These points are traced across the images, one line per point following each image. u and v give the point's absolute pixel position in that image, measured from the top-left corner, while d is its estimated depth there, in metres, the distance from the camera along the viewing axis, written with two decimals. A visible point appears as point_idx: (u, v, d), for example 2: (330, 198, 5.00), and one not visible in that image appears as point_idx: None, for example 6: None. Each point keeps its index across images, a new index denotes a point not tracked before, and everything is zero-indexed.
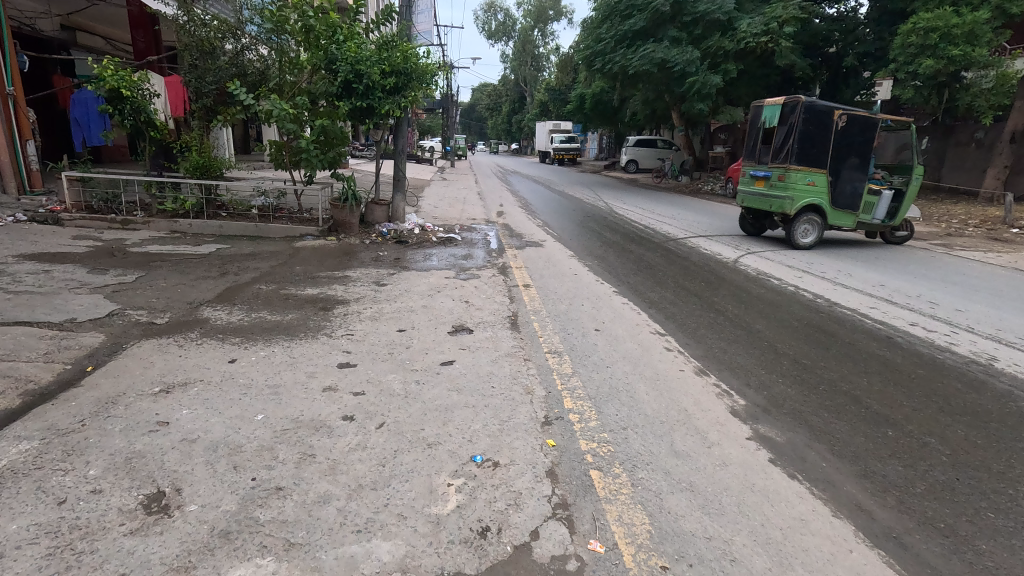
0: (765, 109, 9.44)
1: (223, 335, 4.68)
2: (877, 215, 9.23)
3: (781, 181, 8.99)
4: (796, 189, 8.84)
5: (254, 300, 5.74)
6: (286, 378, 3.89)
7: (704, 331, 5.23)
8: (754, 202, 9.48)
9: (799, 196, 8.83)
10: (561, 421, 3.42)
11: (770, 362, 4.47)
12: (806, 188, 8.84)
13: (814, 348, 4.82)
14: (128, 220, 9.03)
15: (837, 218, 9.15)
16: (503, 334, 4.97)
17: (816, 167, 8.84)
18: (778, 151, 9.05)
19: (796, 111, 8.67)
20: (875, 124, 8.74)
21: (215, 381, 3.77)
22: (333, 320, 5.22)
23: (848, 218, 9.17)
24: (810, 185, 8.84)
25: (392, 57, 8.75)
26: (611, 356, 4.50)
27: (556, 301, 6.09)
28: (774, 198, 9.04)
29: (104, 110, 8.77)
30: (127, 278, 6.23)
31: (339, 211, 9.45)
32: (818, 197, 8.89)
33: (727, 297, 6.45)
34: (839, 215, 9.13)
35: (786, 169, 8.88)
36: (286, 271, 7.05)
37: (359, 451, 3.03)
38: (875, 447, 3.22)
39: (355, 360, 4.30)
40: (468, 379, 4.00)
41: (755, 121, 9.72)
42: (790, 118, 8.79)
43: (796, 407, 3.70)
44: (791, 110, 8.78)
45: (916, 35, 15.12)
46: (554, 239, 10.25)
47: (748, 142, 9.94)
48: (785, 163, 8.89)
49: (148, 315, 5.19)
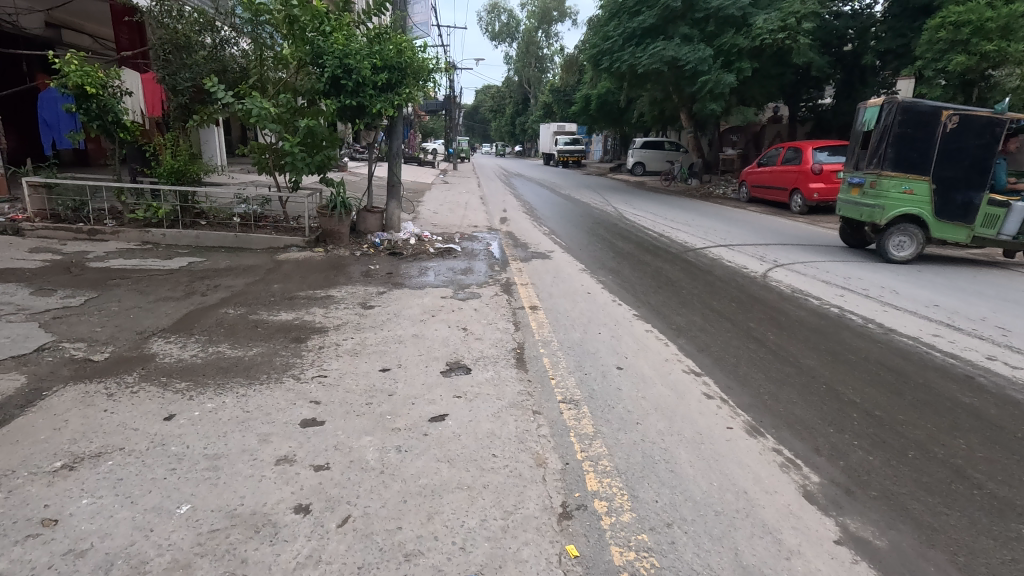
0: (867, 111, 8.76)
1: (166, 379, 3.85)
2: (1006, 230, 7.78)
3: (873, 188, 8.26)
4: (888, 198, 8.06)
5: (216, 329, 4.91)
6: (233, 443, 3.07)
7: (747, 367, 4.39)
8: (849, 211, 8.80)
9: (891, 205, 8.04)
10: (584, 513, 2.60)
11: (837, 416, 3.61)
12: (900, 197, 7.99)
13: (887, 394, 3.96)
14: (96, 229, 8.30)
15: (943, 231, 8.02)
16: (506, 374, 4.14)
17: (916, 173, 7.93)
18: (873, 156, 8.33)
19: (889, 113, 8.02)
20: (999, 123, 7.53)
21: (139, 450, 2.95)
22: (306, 357, 4.39)
23: (961, 231, 7.97)
24: (907, 193, 7.97)
25: (383, 51, 7.97)
26: (640, 407, 3.65)
27: (568, 327, 5.26)
28: (864, 207, 8.37)
29: (69, 109, 8.00)
30: (74, 300, 5.44)
31: (326, 220, 8.61)
32: (916, 206, 7.97)
33: (764, 322, 5.60)
34: (948, 227, 8.00)
35: (878, 175, 8.15)
36: (264, 290, 6.23)
37: (309, 568, 2.22)
38: (1014, 558, 2.37)
39: (323, 415, 3.46)
40: (463, 444, 3.16)
41: (859, 123, 9.00)
42: (884, 120, 8.12)
43: (888, 487, 2.85)
44: (886, 111, 8.11)
45: (945, 30, 14.46)
46: (562, 249, 9.43)
47: (855, 146, 9.18)
48: (877, 169, 8.17)
49: (86, 349, 4.38)
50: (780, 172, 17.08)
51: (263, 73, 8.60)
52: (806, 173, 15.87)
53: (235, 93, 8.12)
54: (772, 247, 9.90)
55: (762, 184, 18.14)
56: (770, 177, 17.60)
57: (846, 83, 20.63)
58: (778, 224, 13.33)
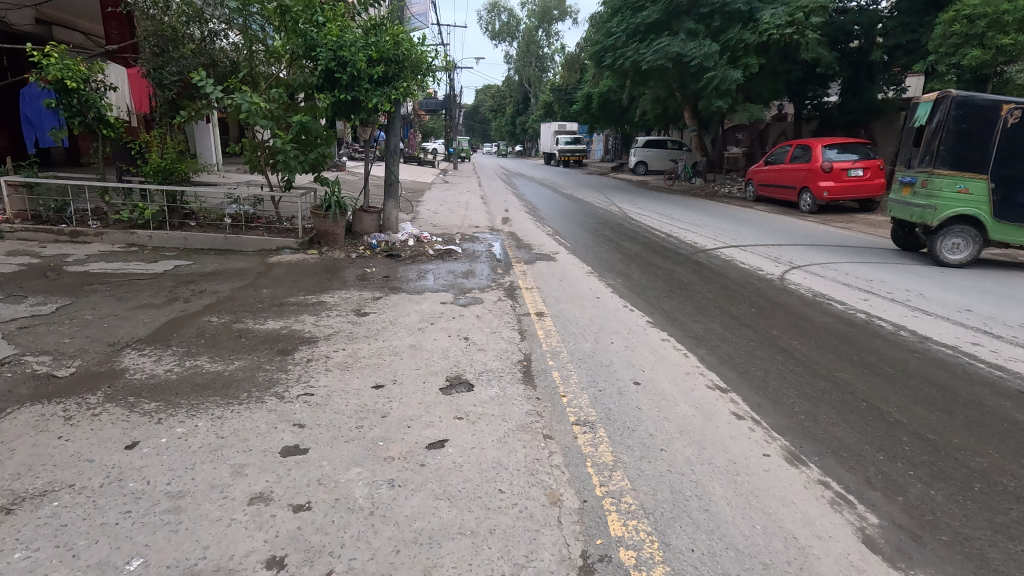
0: (918, 107, 8.38)
1: (134, 399, 3.44)
2: None
3: (925, 188, 7.82)
4: (941, 198, 7.61)
5: (196, 339, 4.51)
6: (201, 478, 2.68)
7: (776, 382, 4.00)
8: (899, 212, 8.35)
9: (944, 205, 7.59)
10: (608, 566, 2.20)
11: (887, 441, 3.22)
12: (955, 196, 7.55)
13: (935, 413, 3.57)
14: (78, 231, 7.90)
15: (1004, 233, 7.50)
16: (512, 391, 3.75)
17: (971, 172, 7.49)
18: (925, 155, 7.93)
19: (943, 109, 7.63)
20: None
21: (92, 488, 2.56)
22: (293, 371, 4.00)
23: None
24: (962, 192, 7.52)
25: (380, 42, 7.58)
26: (664, 432, 3.26)
27: (578, 336, 4.86)
28: (915, 207, 7.91)
29: (49, 104, 7.60)
30: (44, 308, 5.04)
31: (320, 220, 8.22)
32: (972, 206, 7.51)
33: (788, 329, 5.21)
34: (1009, 228, 7.48)
35: (931, 173, 7.72)
36: (253, 296, 5.83)
37: None
38: None
39: (307, 441, 3.06)
40: (465, 478, 2.77)
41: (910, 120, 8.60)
42: (938, 116, 7.72)
43: (961, 531, 2.45)
44: (940, 107, 7.72)
45: (959, 23, 14.05)
46: (568, 250, 9.04)
47: (906, 144, 8.76)
48: (930, 167, 7.74)
49: (51, 364, 3.98)
50: (789, 171, 16.65)
51: (254, 66, 8.18)
52: (816, 171, 15.46)
53: (225, 86, 7.70)
54: (786, 248, 9.53)
55: (770, 183, 17.74)
56: (779, 175, 17.18)
57: (854, 79, 20.25)
58: (788, 224, 12.96)
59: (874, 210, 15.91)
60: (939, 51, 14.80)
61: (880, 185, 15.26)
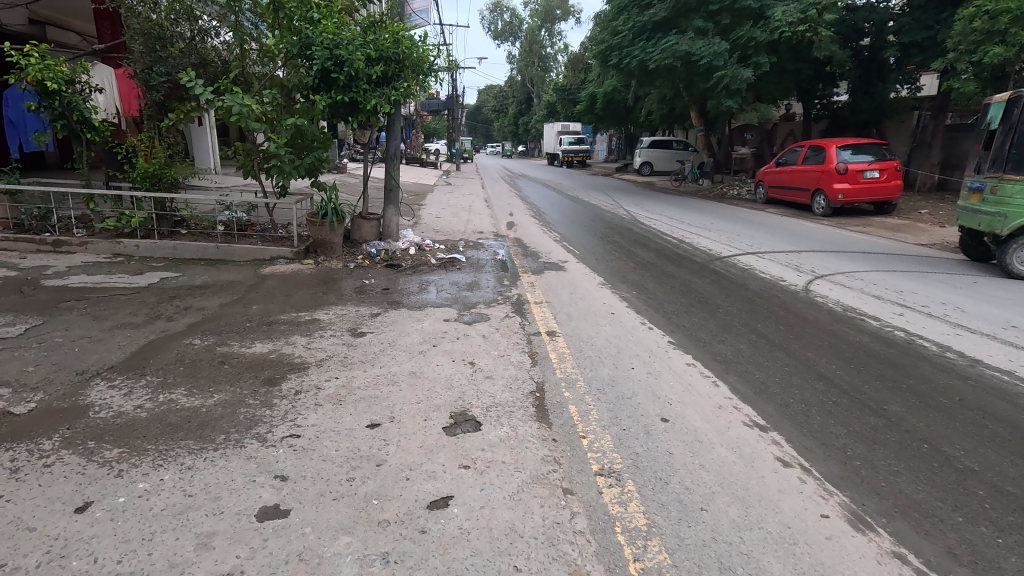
0: (991, 108, 7.99)
1: (95, 444, 3.02)
2: None
3: (995, 194, 7.41)
4: (1012, 205, 7.11)
5: (174, 367, 4.07)
6: (159, 553, 2.26)
7: (822, 418, 3.56)
8: (966, 219, 7.95)
9: (1014, 213, 7.08)
10: None
11: (963, 496, 2.77)
12: None
13: (1011, 458, 3.13)
14: (61, 241, 7.47)
15: None
16: (525, 432, 3.32)
17: None
18: (995, 161, 7.58)
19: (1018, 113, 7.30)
20: None
21: (26, 570, 2.15)
22: (280, 406, 3.56)
23: None
24: None
25: (378, 40, 7.15)
26: (703, 485, 2.83)
27: (595, 362, 4.42)
28: (983, 215, 7.48)
29: (30, 107, 7.18)
30: (11, 331, 4.62)
31: (316, 229, 7.77)
32: None
33: (824, 351, 4.77)
34: None
35: (1001, 179, 7.31)
36: (243, 314, 5.40)
37: None
38: None
39: (290, 500, 2.63)
40: (473, 550, 2.34)
41: (982, 121, 8.20)
42: (1012, 121, 7.38)
43: None
44: (1014, 112, 7.37)
45: (980, 20, 13.55)
46: (577, 258, 8.60)
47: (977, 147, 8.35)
48: (1000, 173, 7.35)
49: (8, 398, 3.55)
50: (801, 172, 16.17)
51: (247, 65, 7.75)
52: (831, 173, 14.97)
53: (216, 86, 7.29)
54: (806, 256, 9.10)
55: (782, 185, 17.26)
56: (791, 177, 16.71)
57: (865, 78, 19.77)
58: (804, 228, 12.53)
59: (890, 213, 15.42)
60: (959, 49, 14.33)
61: (897, 187, 14.78)
